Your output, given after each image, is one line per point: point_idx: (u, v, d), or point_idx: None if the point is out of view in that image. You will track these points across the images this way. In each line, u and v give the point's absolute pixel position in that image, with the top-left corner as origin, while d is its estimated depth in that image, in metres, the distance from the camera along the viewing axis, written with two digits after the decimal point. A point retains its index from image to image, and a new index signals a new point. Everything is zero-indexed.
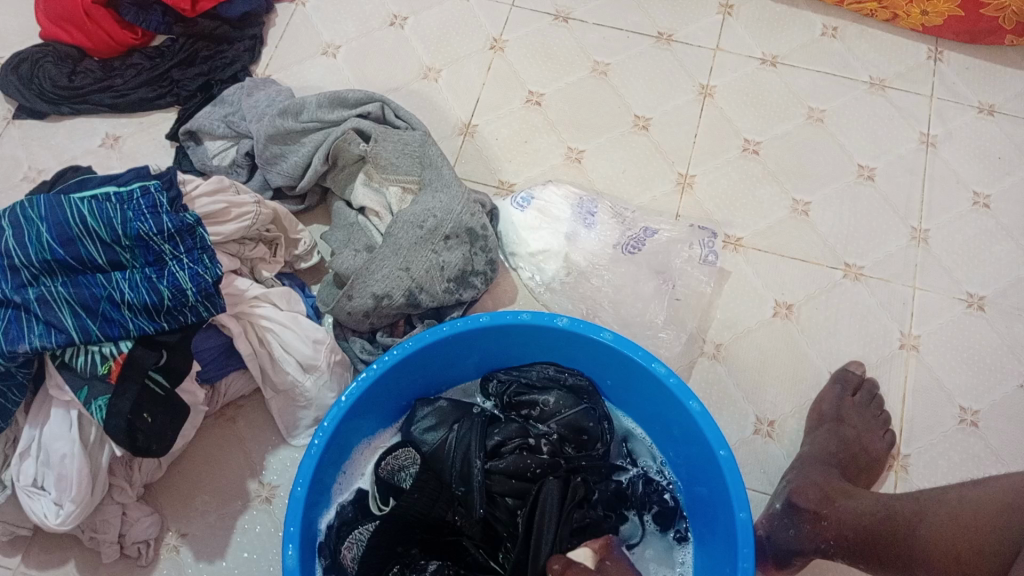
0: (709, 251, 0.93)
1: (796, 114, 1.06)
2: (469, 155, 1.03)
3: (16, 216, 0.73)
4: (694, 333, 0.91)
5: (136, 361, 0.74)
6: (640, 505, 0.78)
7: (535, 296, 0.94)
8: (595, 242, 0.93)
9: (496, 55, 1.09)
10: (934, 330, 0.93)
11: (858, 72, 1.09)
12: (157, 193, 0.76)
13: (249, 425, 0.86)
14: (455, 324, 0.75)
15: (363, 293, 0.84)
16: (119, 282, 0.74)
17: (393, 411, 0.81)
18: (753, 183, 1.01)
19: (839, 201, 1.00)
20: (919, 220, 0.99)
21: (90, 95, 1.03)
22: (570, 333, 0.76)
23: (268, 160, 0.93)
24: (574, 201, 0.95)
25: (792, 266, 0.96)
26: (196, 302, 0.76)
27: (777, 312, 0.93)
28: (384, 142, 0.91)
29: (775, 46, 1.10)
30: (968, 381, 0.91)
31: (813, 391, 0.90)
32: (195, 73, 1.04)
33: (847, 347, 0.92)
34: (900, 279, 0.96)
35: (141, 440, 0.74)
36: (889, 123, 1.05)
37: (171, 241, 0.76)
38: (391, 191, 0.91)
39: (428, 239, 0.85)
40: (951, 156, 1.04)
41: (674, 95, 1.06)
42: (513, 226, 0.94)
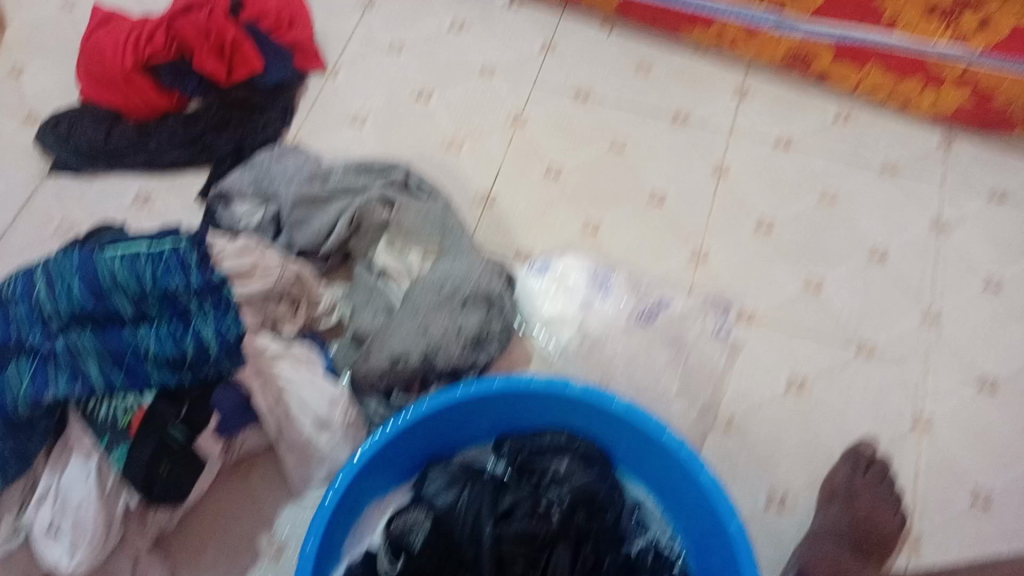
0: (722, 327, 0.96)
1: (809, 194, 1.08)
2: (489, 224, 1.05)
3: (49, 269, 0.76)
4: (707, 404, 0.92)
5: (157, 415, 0.76)
6: None
7: (550, 362, 0.94)
8: (609, 310, 0.95)
9: (518, 129, 1.13)
10: (946, 410, 0.94)
11: (870, 156, 1.12)
12: (187, 252, 0.80)
13: (262, 479, 0.85)
14: (470, 387, 0.76)
15: (380, 353, 0.85)
16: (145, 335, 0.76)
17: (405, 472, 0.82)
18: (767, 259, 1.03)
19: (852, 279, 1.02)
20: (931, 301, 1.01)
21: (125, 155, 1.07)
22: (583, 400, 0.77)
23: (294, 224, 0.97)
24: (590, 270, 0.98)
25: (804, 341, 0.97)
26: (218, 357, 0.78)
27: (790, 386, 0.94)
28: (407, 210, 0.95)
29: (789, 129, 1.13)
30: (980, 463, 0.91)
31: (826, 468, 0.90)
32: (228, 139, 1.08)
33: (859, 424, 0.92)
34: (913, 358, 0.97)
35: (158, 489, 0.76)
36: (900, 206, 1.08)
37: (198, 297, 0.79)
38: (411, 257, 0.94)
39: (446, 303, 0.87)
40: (962, 240, 1.06)
41: (690, 173, 1.09)
42: (529, 293, 0.96)
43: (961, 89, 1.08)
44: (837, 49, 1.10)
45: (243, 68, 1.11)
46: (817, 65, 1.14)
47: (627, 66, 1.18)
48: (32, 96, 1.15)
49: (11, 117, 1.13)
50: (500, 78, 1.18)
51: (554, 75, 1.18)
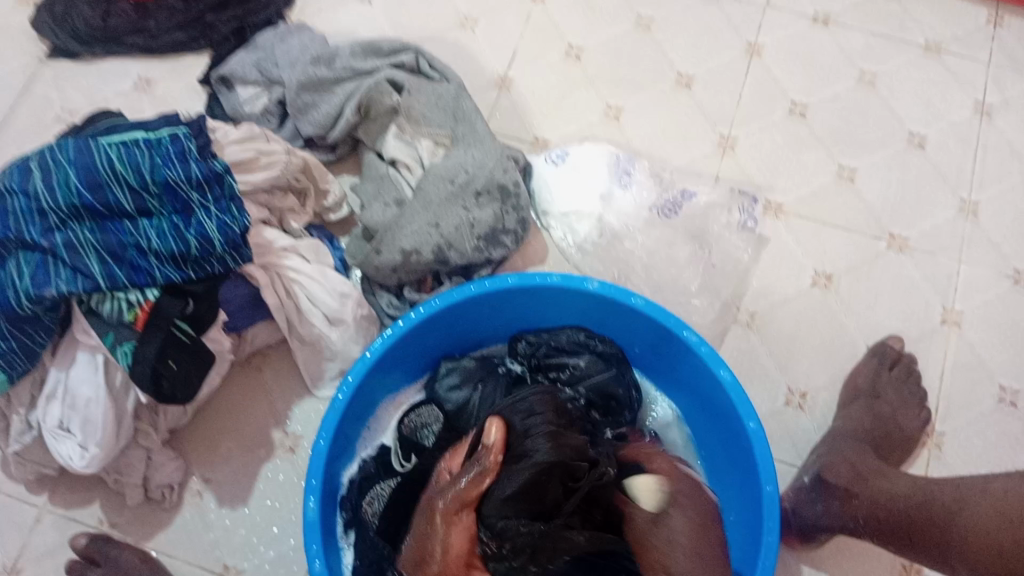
0: (749, 217, 0.92)
1: (847, 76, 1.01)
2: (504, 109, 1.00)
3: (43, 159, 0.72)
4: (729, 300, 0.89)
5: (163, 311, 0.73)
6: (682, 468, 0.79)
7: (565, 258, 0.92)
8: (628, 204, 0.92)
9: (536, 6, 1.06)
10: (977, 302, 0.90)
11: (853, 60, 1.02)
12: (186, 140, 0.75)
13: (275, 375, 0.86)
14: (483, 284, 0.74)
15: (392, 248, 0.82)
16: (146, 230, 0.73)
17: (418, 368, 0.81)
18: (799, 148, 0.97)
19: (887, 168, 0.96)
20: (970, 191, 0.95)
21: (124, 37, 1.03)
22: (600, 297, 0.75)
23: (300, 108, 0.91)
24: (611, 159, 0.93)
25: (834, 233, 0.93)
26: (223, 253, 0.75)
27: (816, 281, 0.90)
28: (417, 94, 0.90)
29: (828, 4, 1.05)
30: (1006, 359, 0.88)
31: (848, 365, 0.88)
32: (229, 18, 1.03)
33: (887, 321, 0.89)
34: (947, 251, 0.92)
35: (166, 386, 0.74)
36: (943, 88, 1.01)
37: (199, 189, 0.75)
38: (422, 144, 0.90)
39: (459, 195, 0.84)
40: (1007, 125, 0.99)
41: (721, 54, 1.02)
42: (545, 183, 0.92)
43: None
44: None
45: None
46: None
47: None
48: None
49: None
50: None
51: None
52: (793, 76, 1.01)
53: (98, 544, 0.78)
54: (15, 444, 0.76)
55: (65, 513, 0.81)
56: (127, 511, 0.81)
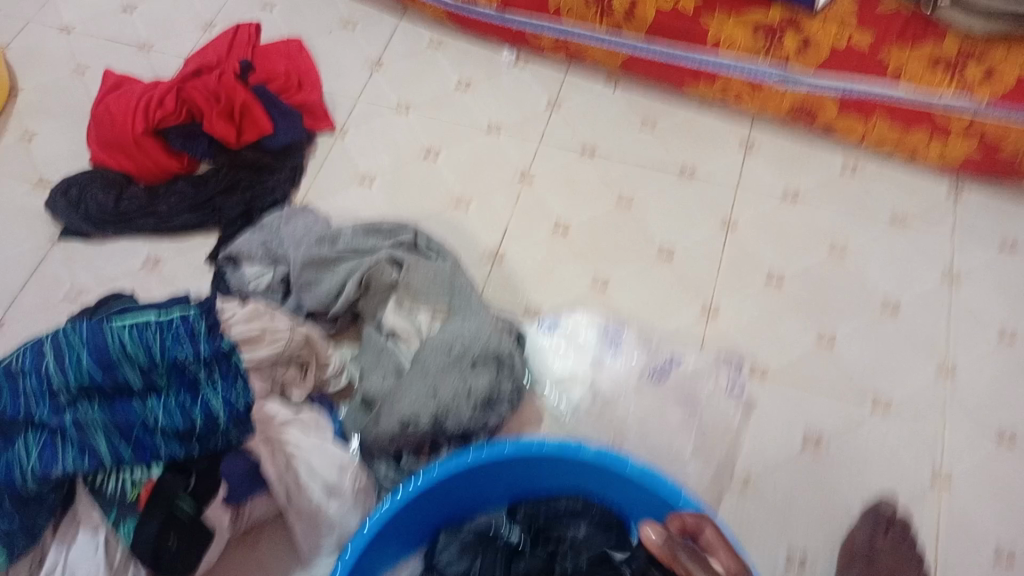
0: (736, 382, 0.95)
1: (818, 248, 1.08)
2: (497, 282, 1.05)
3: (57, 341, 0.75)
4: (723, 464, 0.90)
5: (164, 488, 0.75)
6: None
7: (561, 424, 0.93)
8: (620, 368, 0.95)
9: (524, 187, 1.14)
10: (965, 464, 0.92)
11: (822, 233, 1.09)
12: (196, 321, 0.78)
13: (270, 549, 0.85)
14: (481, 453, 0.76)
15: (391, 417, 0.85)
16: (153, 408, 0.75)
17: (416, 539, 0.81)
18: (778, 315, 1.02)
19: (864, 334, 1.01)
20: (945, 354, 0.99)
21: (135, 219, 1.08)
22: (596, 464, 0.77)
23: (303, 285, 0.96)
24: (600, 326, 0.98)
25: (819, 396, 0.96)
26: (227, 427, 0.77)
27: (806, 446, 0.92)
28: (416, 270, 0.95)
29: (795, 182, 1.14)
30: (1000, 519, 0.89)
31: (845, 528, 0.88)
32: (236, 201, 1.09)
33: (878, 482, 0.91)
34: (929, 413, 0.95)
35: (164, 563, 0.74)
36: (909, 258, 1.07)
37: (206, 367, 0.78)
38: (421, 317, 0.93)
39: (455, 364, 0.87)
40: (975, 292, 1.04)
41: (698, 229, 1.09)
42: (539, 351, 0.97)
43: (970, 139, 1.07)
44: (842, 102, 1.11)
45: (252, 131, 1.13)
46: (824, 118, 1.13)
47: (632, 121, 1.20)
48: (43, 159, 1.16)
49: (22, 182, 1.14)
50: (506, 136, 1.19)
51: (559, 133, 1.19)
52: (767, 250, 1.07)
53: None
54: None
55: None
56: None
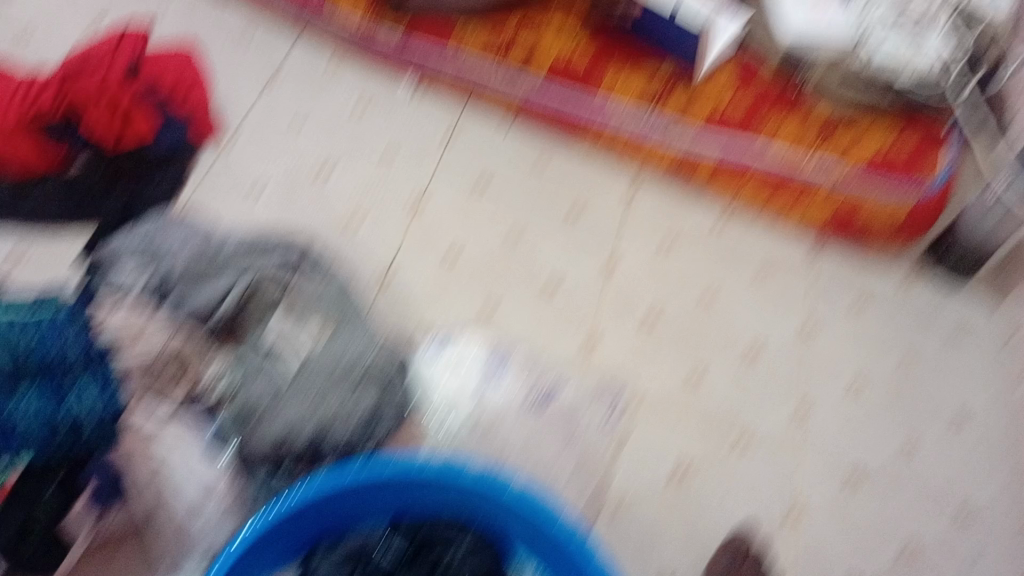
0: (607, 416, 1.01)
1: (688, 293, 1.14)
2: (382, 307, 1.06)
3: None
4: (597, 489, 0.96)
5: (23, 495, 0.72)
6: None
7: (441, 446, 0.94)
8: (504, 393, 0.96)
9: (414, 214, 1.15)
10: (814, 500, 1.00)
11: (693, 282, 1.15)
12: (64, 323, 0.77)
13: (128, 567, 0.82)
14: (361, 471, 0.74)
15: (265, 434, 0.82)
16: (12, 408, 0.72)
17: (282, 557, 0.78)
18: (650, 353, 1.07)
19: (727, 376, 1.07)
20: (799, 397, 1.07)
21: (2, 217, 1.05)
22: (477, 487, 0.76)
23: (177, 295, 0.91)
24: (484, 353, 1.00)
25: (685, 429, 1.02)
26: (92, 433, 0.75)
27: (669, 478, 0.98)
28: (302, 288, 0.93)
29: (674, 228, 1.19)
30: (840, 552, 0.98)
31: (702, 553, 0.95)
32: (115, 205, 1.06)
33: (735, 511, 0.98)
34: (783, 452, 1.02)
35: (18, 574, 0.72)
36: (775, 305, 1.14)
37: (72, 369, 0.76)
38: (302, 333, 0.90)
39: (337, 384, 0.86)
40: (833, 340, 1.12)
41: (580, 268, 1.14)
42: (423, 373, 0.96)
43: (831, 203, 1.15)
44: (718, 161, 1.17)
45: (132, 136, 1.08)
46: (700, 177, 1.19)
47: (523, 157, 1.22)
48: None
49: None
50: (402, 162, 1.19)
51: (455, 163, 1.20)
52: (643, 292, 1.13)
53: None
54: None
55: None
56: None
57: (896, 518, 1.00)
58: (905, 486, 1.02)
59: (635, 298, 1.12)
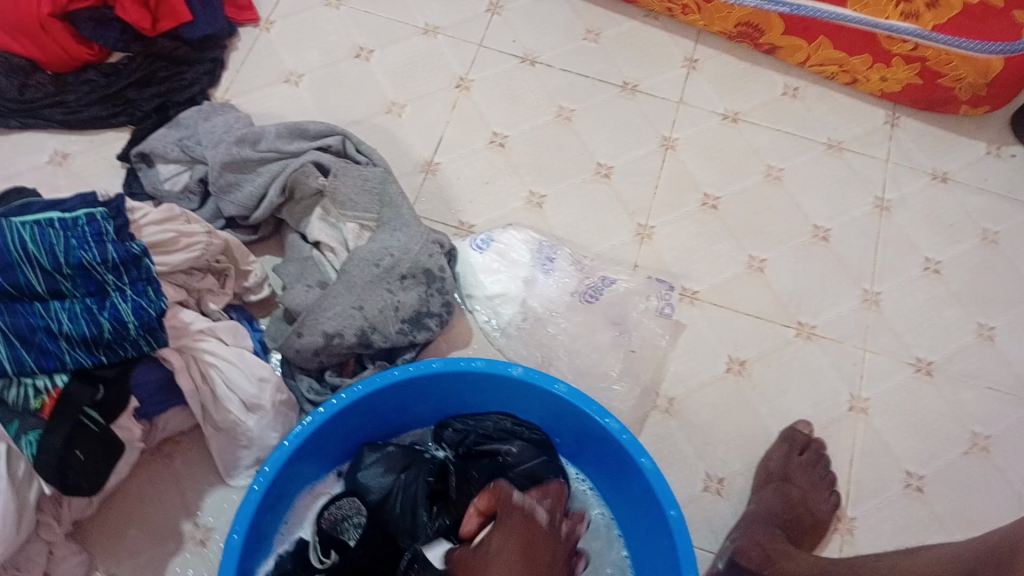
0: (666, 303, 0.95)
1: (755, 170, 1.07)
2: (429, 193, 1.02)
3: None
4: (648, 385, 0.91)
5: (70, 397, 0.71)
6: (609, 543, 0.80)
7: (490, 341, 0.93)
8: (553, 287, 0.94)
9: (461, 94, 1.09)
10: (882, 391, 0.94)
11: (758, 158, 1.08)
12: (103, 222, 0.74)
13: (186, 463, 0.83)
14: (407, 370, 0.74)
15: (313, 331, 0.82)
16: (57, 312, 0.71)
17: (338, 456, 0.80)
18: (712, 237, 1.01)
19: (795, 258, 1.01)
20: (871, 282, 1.01)
21: (40, 110, 1.01)
22: (523, 383, 0.76)
23: (222, 188, 0.90)
24: (534, 246, 0.96)
25: (746, 320, 0.96)
26: (138, 335, 0.74)
27: (730, 367, 0.93)
28: (343, 176, 0.89)
29: (736, 103, 1.12)
30: (910, 445, 0.92)
31: (763, 449, 0.90)
32: (151, 96, 1.03)
33: (798, 406, 0.93)
34: (851, 340, 0.97)
35: (72, 477, 0.71)
36: (843, 185, 1.07)
37: (115, 271, 0.73)
38: (347, 227, 0.89)
39: (383, 278, 0.84)
40: (905, 221, 1.05)
41: (635, 147, 1.07)
42: (470, 267, 0.94)
43: (912, 65, 1.06)
44: (788, 19, 1.07)
45: (170, 20, 1.05)
46: (768, 37, 1.11)
47: (576, 31, 1.15)
48: None
49: None
50: (444, 39, 1.13)
51: (500, 38, 1.13)
52: (703, 171, 1.06)
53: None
54: None
55: None
56: None
57: (971, 407, 0.95)
58: (985, 372, 0.97)
59: (695, 177, 1.05)
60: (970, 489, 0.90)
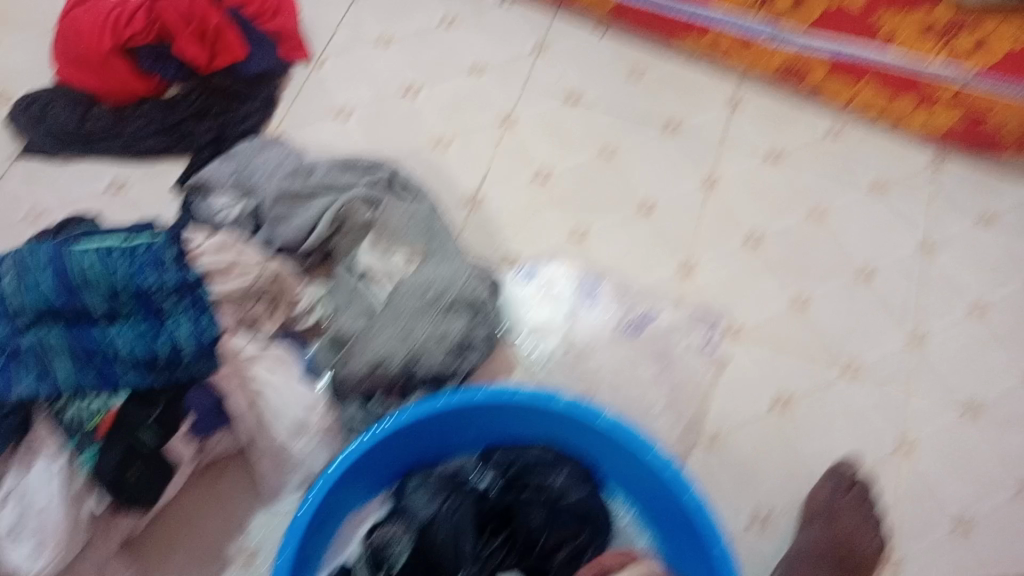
0: (708, 341, 0.96)
1: (797, 210, 1.07)
2: (474, 227, 1.04)
3: (19, 262, 0.75)
4: (691, 422, 0.92)
5: (126, 418, 0.74)
6: None
7: (533, 372, 0.94)
8: (595, 321, 0.96)
9: (507, 130, 1.11)
10: (927, 433, 0.93)
11: (799, 197, 1.08)
12: (162, 249, 0.78)
13: (232, 485, 0.84)
14: (451, 400, 0.75)
15: (360, 358, 0.83)
16: (117, 334, 0.75)
17: (383, 482, 0.81)
18: (755, 275, 1.02)
19: (838, 298, 1.01)
20: (915, 324, 1.00)
21: (100, 142, 1.05)
22: (568, 416, 0.76)
23: (275, 219, 0.93)
24: (576, 280, 0.99)
25: (790, 359, 0.96)
26: (191, 359, 0.76)
27: (774, 406, 0.93)
28: (392, 209, 0.92)
29: (779, 143, 1.12)
30: (955, 487, 0.91)
31: (806, 487, 0.90)
32: (207, 129, 1.06)
33: (841, 445, 0.92)
34: (896, 381, 0.96)
35: (127, 494, 0.74)
36: (884, 225, 1.07)
37: (172, 297, 0.77)
38: (395, 259, 0.90)
39: (428, 309, 0.85)
40: (950, 263, 1.05)
41: (678, 186, 1.08)
42: (515, 299, 0.97)
43: (954, 111, 1.06)
44: (831, 65, 1.08)
45: (226, 56, 1.09)
46: (810, 80, 1.12)
47: (620, 68, 1.16)
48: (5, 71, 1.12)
49: None
50: (490, 76, 1.15)
51: (545, 77, 1.15)
52: (745, 209, 1.07)
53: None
54: None
55: None
56: None
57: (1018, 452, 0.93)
58: None
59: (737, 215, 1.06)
60: (1019, 537, 0.89)
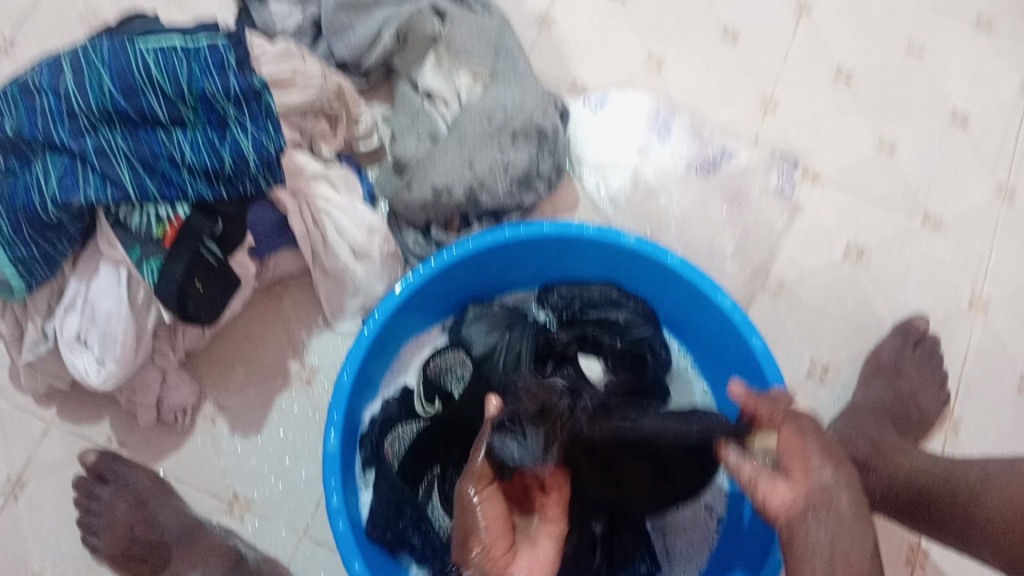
0: (787, 182, 0.91)
1: (895, 45, 0.97)
2: (543, 48, 0.94)
3: (78, 59, 0.69)
4: (760, 266, 0.89)
5: (192, 228, 0.72)
6: None
7: (597, 209, 0.90)
8: (667, 158, 0.90)
9: None
10: (1006, 287, 0.90)
11: (898, 31, 0.97)
12: (225, 51, 0.72)
13: (295, 305, 0.85)
14: (518, 231, 0.73)
15: (423, 184, 0.80)
16: (179, 141, 0.71)
17: (444, 310, 0.80)
18: (842, 113, 0.94)
19: (928, 144, 0.94)
20: (1008, 173, 0.94)
21: None
22: (637, 254, 0.74)
23: (335, 29, 0.85)
24: (652, 109, 0.91)
25: (870, 207, 0.91)
26: (257, 172, 0.73)
27: (847, 254, 0.90)
28: (459, 25, 0.86)
29: None
30: None
31: (875, 338, 0.88)
32: None
33: (917, 297, 0.89)
34: (979, 233, 0.91)
35: (191, 307, 0.73)
36: (989, 65, 0.97)
37: (236, 104, 0.72)
38: (460, 79, 0.86)
39: (494, 134, 0.81)
40: None
41: (769, 9, 0.96)
42: (583, 130, 0.90)
43: None
44: None
45: None
46: None
47: None
48: None
49: None
50: None
51: None
52: (840, 41, 0.96)
53: (106, 462, 0.80)
54: (27, 355, 0.76)
55: (74, 429, 0.82)
56: (137, 432, 0.82)
57: None
58: None
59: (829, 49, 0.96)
60: None
